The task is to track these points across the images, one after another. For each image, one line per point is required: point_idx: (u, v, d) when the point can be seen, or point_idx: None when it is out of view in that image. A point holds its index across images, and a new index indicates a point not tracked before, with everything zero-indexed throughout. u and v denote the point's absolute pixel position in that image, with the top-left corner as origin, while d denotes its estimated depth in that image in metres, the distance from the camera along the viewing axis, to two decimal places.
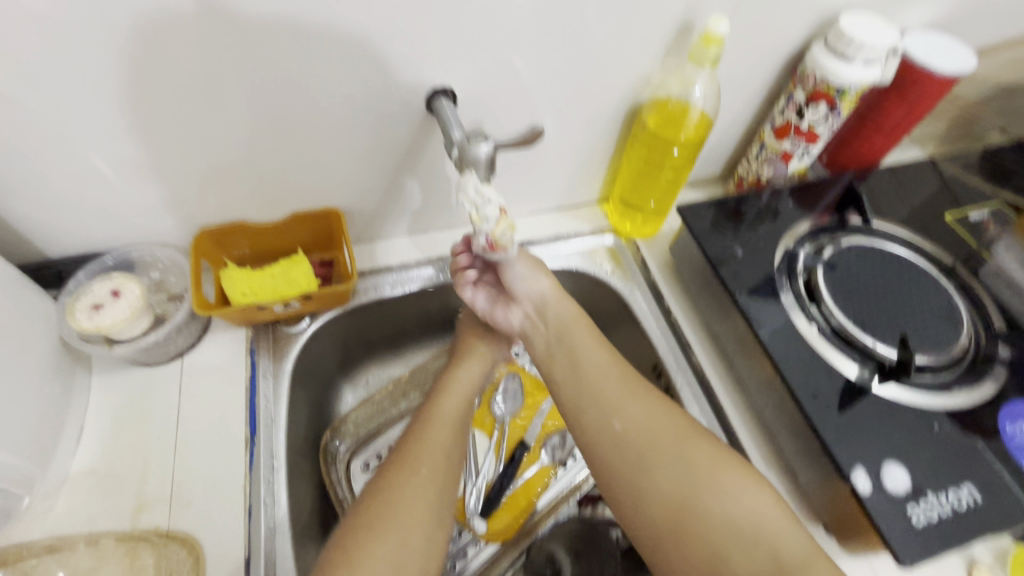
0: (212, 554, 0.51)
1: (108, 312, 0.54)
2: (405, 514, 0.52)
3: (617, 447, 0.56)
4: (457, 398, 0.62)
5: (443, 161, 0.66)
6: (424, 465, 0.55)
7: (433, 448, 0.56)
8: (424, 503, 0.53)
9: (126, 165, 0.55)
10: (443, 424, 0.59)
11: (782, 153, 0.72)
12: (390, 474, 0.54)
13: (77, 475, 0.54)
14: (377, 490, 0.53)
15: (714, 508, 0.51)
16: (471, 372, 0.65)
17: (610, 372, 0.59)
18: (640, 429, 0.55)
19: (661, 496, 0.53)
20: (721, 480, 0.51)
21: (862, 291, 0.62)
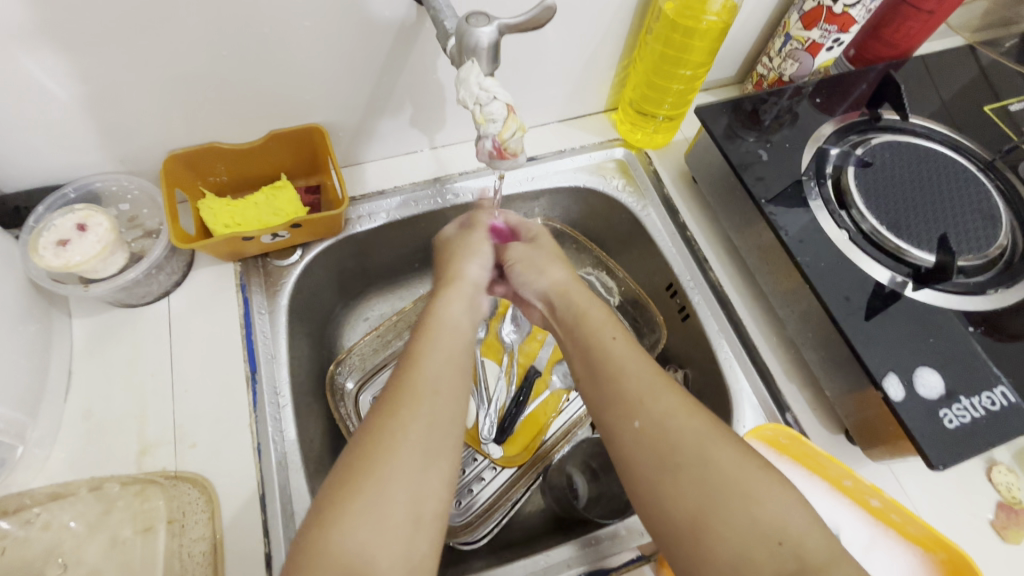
0: (224, 492, 0.49)
1: (76, 248, 0.49)
2: (380, 483, 0.38)
3: (647, 439, 0.41)
4: (449, 332, 0.48)
5: (433, 66, 0.59)
6: (420, 417, 0.41)
7: (423, 398, 0.42)
8: (411, 479, 0.39)
9: (70, 78, 0.48)
10: (439, 360, 0.45)
11: (809, 44, 0.64)
12: (371, 434, 0.40)
13: (71, 422, 0.51)
14: (355, 451, 0.40)
15: (746, 513, 0.37)
16: (464, 305, 0.52)
17: (631, 349, 0.47)
18: (661, 415, 0.42)
19: (684, 500, 0.38)
20: (749, 478, 0.39)
21: (898, 191, 0.57)
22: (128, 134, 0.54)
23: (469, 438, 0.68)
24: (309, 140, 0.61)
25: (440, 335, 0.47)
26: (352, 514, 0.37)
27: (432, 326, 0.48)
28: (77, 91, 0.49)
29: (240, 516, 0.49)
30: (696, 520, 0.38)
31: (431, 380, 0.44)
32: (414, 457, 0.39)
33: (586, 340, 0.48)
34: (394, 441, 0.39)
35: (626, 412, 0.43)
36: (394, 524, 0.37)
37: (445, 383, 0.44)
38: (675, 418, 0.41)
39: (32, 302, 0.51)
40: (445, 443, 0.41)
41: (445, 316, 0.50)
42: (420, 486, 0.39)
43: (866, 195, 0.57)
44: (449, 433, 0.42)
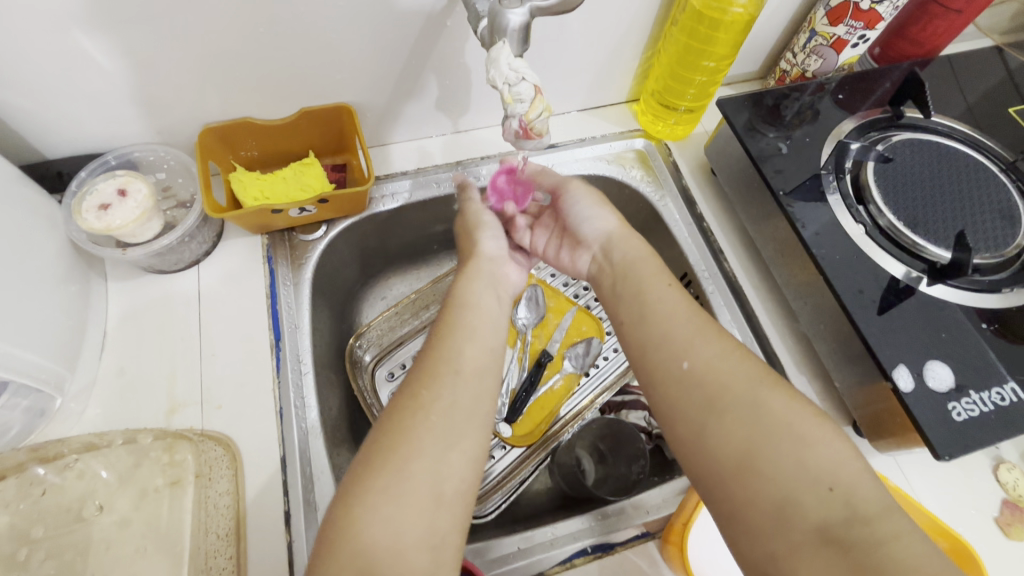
0: (247, 452, 0.51)
1: (117, 212, 0.51)
2: (403, 457, 0.40)
3: (686, 380, 0.44)
4: (472, 313, 0.50)
5: (459, 50, 0.60)
6: (444, 393, 0.43)
7: (440, 378, 0.44)
8: (432, 457, 0.40)
9: (119, 50, 0.50)
10: (457, 340, 0.47)
11: (834, 40, 0.65)
12: (389, 417, 0.42)
13: (104, 379, 0.54)
14: (380, 432, 0.41)
15: (796, 454, 0.38)
16: (485, 285, 0.53)
17: (681, 299, 0.49)
18: (704, 360, 0.44)
19: (729, 441, 0.40)
20: (794, 424, 0.39)
21: (916, 187, 0.58)
22: (168, 105, 0.56)
23: None
24: (337, 119, 0.63)
25: (461, 314, 0.49)
26: (377, 490, 0.38)
27: (451, 309, 0.50)
28: (121, 61, 0.51)
29: (264, 473, 0.51)
30: (744, 462, 0.39)
31: (453, 360, 0.45)
32: (429, 437, 0.41)
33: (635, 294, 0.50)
34: (418, 419, 0.41)
35: (676, 354, 0.45)
36: (418, 501, 0.38)
37: (462, 363, 0.45)
38: (725, 364, 0.43)
39: (71, 262, 0.53)
40: (464, 417, 0.43)
41: (471, 296, 0.51)
42: (442, 463, 0.40)
43: (885, 190, 0.57)
44: (461, 412, 0.43)
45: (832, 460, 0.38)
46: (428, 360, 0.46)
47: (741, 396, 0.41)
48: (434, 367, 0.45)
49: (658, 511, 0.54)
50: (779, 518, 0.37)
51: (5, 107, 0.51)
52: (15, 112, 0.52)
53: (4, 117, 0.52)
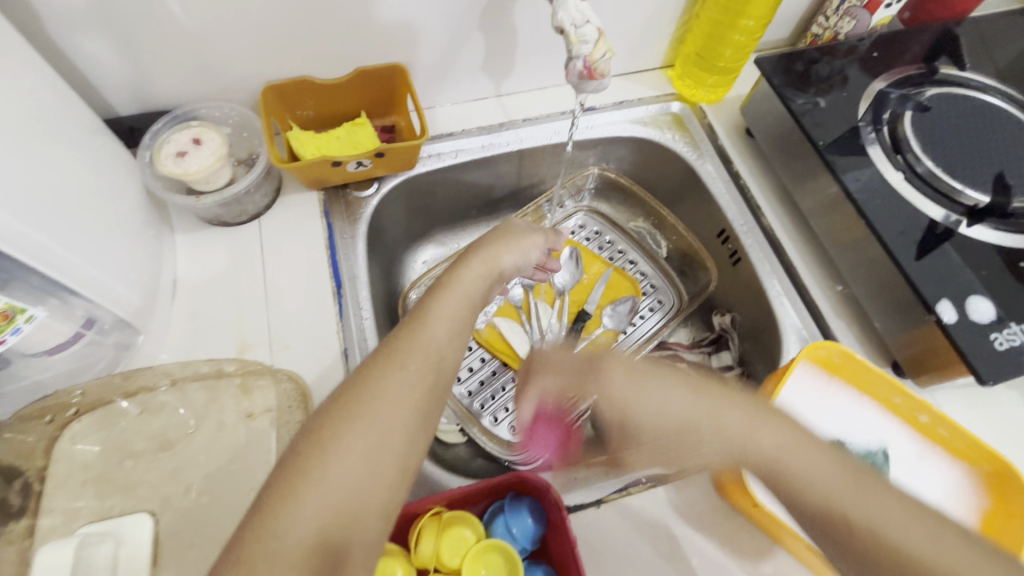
0: (315, 387, 0.54)
1: (194, 158, 0.53)
2: (351, 433, 0.36)
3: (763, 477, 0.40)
4: (460, 298, 0.46)
5: (508, 10, 0.62)
6: (402, 374, 0.39)
7: (403, 361, 0.40)
8: (399, 427, 0.37)
9: (197, 5, 0.53)
10: (432, 324, 0.43)
11: (868, 1, 0.67)
12: (366, 374, 0.39)
13: (179, 321, 0.56)
14: (329, 410, 0.37)
15: (849, 529, 0.35)
16: (481, 276, 0.49)
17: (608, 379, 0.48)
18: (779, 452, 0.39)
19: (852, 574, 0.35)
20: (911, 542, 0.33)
21: (953, 136, 0.60)
22: (235, 63, 0.59)
23: (523, 369, 0.72)
24: (389, 79, 0.65)
25: (444, 301, 0.45)
26: (341, 448, 0.35)
27: (432, 293, 0.46)
28: (197, 15, 0.53)
29: None
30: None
31: (435, 337, 0.42)
32: (380, 421, 0.37)
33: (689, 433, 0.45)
34: (395, 384, 0.38)
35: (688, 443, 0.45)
36: (382, 470, 0.36)
37: (431, 355, 0.41)
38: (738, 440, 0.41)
39: (147, 210, 0.56)
40: (423, 410, 0.39)
41: (463, 288, 0.47)
42: (408, 437, 0.37)
43: (922, 140, 0.59)
44: (416, 400, 0.39)
45: (887, 522, 0.34)
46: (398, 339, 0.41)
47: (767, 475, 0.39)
48: (402, 344, 0.41)
49: None
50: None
51: (88, 60, 0.54)
52: (96, 65, 0.54)
53: (87, 70, 0.54)
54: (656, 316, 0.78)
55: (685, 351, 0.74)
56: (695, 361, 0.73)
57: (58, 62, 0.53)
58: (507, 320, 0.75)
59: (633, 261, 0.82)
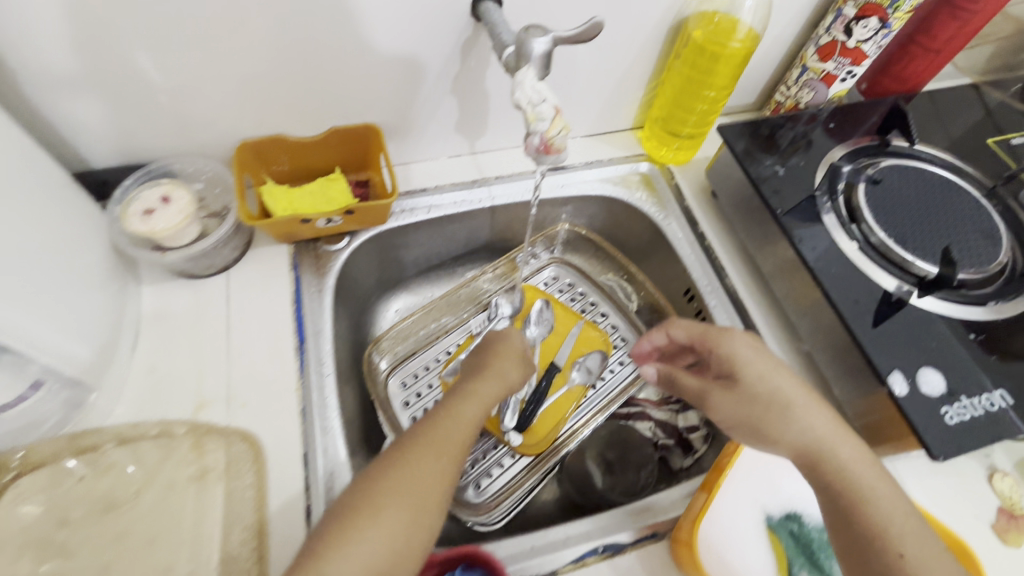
0: (270, 447, 0.53)
1: (161, 217, 0.54)
2: (382, 516, 0.42)
3: (805, 467, 0.48)
4: (477, 402, 0.52)
5: (480, 77, 0.65)
6: (431, 467, 0.45)
7: (433, 455, 0.46)
8: (416, 510, 0.43)
9: (172, 69, 0.54)
10: (455, 424, 0.49)
11: (824, 75, 0.70)
12: (391, 462, 0.45)
13: (136, 376, 0.56)
14: (364, 493, 0.43)
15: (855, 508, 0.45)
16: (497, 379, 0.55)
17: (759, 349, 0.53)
18: (844, 473, 0.46)
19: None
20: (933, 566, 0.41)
21: (904, 208, 0.62)
22: (208, 121, 0.60)
23: (490, 425, 0.71)
24: (364, 138, 0.67)
25: (465, 403, 0.52)
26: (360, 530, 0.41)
27: (454, 394, 0.53)
28: (172, 79, 0.55)
29: (287, 470, 0.52)
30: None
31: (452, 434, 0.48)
32: (408, 508, 0.43)
33: (777, 411, 0.50)
34: (416, 471, 0.44)
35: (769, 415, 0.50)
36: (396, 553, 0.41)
37: (452, 452, 0.47)
38: (817, 436, 0.48)
39: (112, 265, 0.56)
40: (442, 501, 0.45)
41: (483, 391, 0.54)
42: (423, 522, 0.43)
43: (875, 211, 0.62)
44: (438, 493, 0.45)
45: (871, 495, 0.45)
46: (428, 433, 0.48)
47: (811, 446, 0.48)
48: (429, 438, 0.47)
49: (666, 512, 0.55)
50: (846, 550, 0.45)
51: (61, 118, 0.55)
52: (71, 123, 0.56)
53: (62, 128, 0.56)
54: (628, 368, 0.78)
55: (654, 408, 0.74)
56: (661, 419, 0.72)
57: (33, 120, 0.54)
58: None
59: (604, 313, 0.83)
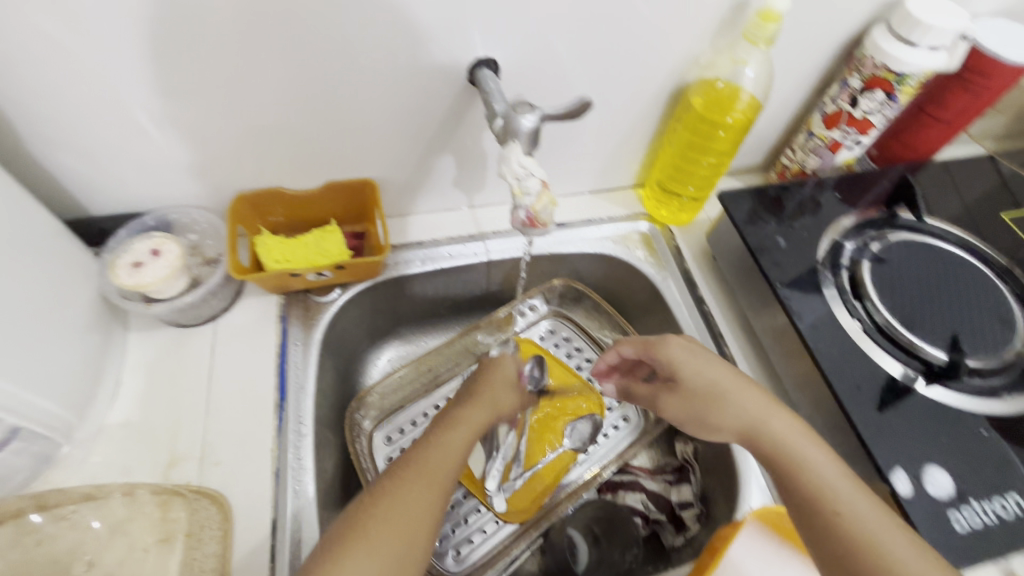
0: (238, 511, 0.52)
1: (149, 270, 0.55)
2: (366, 553, 0.42)
3: (747, 444, 0.53)
4: (466, 428, 0.53)
5: (478, 137, 0.65)
6: (417, 500, 0.46)
7: (423, 487, 0.47)
8: (404, 531, 0.44)
9: (171, 126, 0.55)
10: (445, 453, 0.50)
11: (831, 142, 0.69)
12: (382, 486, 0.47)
13: (112, 427, 0.55)
14: (354, 527, 0.44)
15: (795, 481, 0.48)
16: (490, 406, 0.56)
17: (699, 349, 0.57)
18: (812, 473, 0.48)
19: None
20: (905, 565, 0.42)
21: (911, 287, 0.60)
22: (205, 174, 0.61)
23: (474, 488, 0.68)
24: (361, 192, 0.67)
25: (456, 432, 0.52)
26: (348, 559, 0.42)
27: (446, 420, 0.54)
28: (169, 136, 0.56)
29: (253, 537, 0.51)
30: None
31: (441, 454, 0.50)
32: (391, 544, 0.43)
33: (716, 400, 0.54)
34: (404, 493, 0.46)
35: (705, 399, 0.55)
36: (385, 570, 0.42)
37: (442, 474, 0.49)
38: (748, 419, 0.52)
39: (98, 314, 0.56)
40: (425, 527, 0.45)
41: (475, 419, 0.54)
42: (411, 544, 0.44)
43: (880, 289, 0.59)
44: (426, 525, 0.45)
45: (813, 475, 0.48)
46: (420, 463, 0.48)
47: (748, 425, 0.52)
48: (419, 467, 0.48)
49: None
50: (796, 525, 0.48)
51: (62, 169, 0.56)
52: (72, 174, 0.57)
53: (62, 177, 0.57)
54: (621, 434, 0.76)
55: (646, 478, 0.71)
56: (655, 491, 0.69)
57: (35, 171, 0.55)
58: None
59: None
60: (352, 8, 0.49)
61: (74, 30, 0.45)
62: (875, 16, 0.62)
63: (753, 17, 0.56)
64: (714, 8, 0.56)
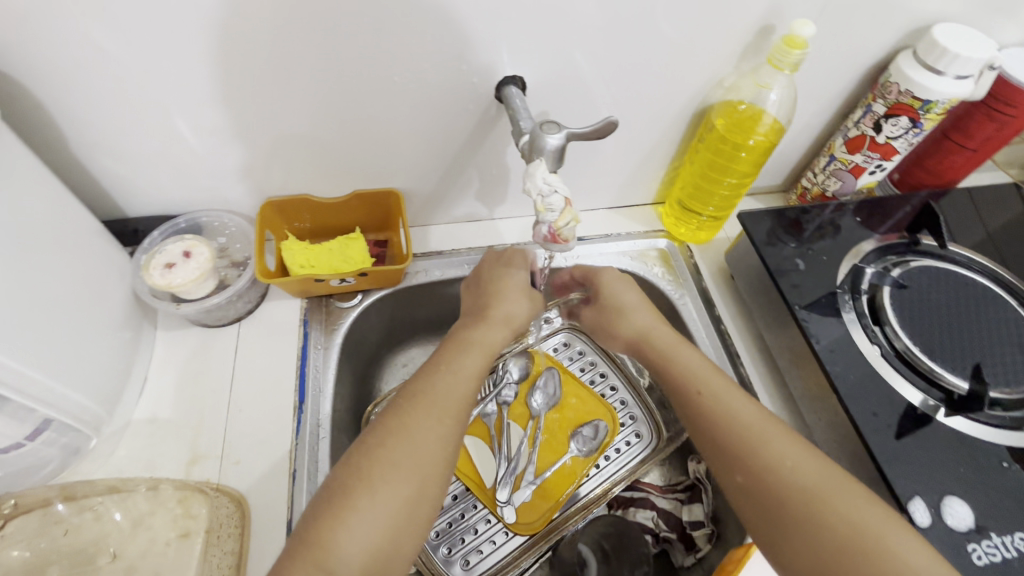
0: (255, 510, 0.53)
1: (180, 271, 0.57)
2: (389, 480, 0.44)
3: (737, 454, 0.47)
4: (476, 355, 0.53)
5: (502, 152, 0.66)
6: (434, 428, 0.47)
7: (435, 415, 0.48)
8: (422, 462, 0.45)
9: (208, 134, 0.57)
10: (456, 382, 0.50)
11: (852, 166, 0.69)
12: (396, 418, 0.47)
13: (138, 423, 0.57)
14: (371, 454, 0.45)
15: (800, 493, 0.44)
16: (498, 328, 0.56)
17: (692, 354, 0.55)
18: (690, 372, 0.53)
19: (739, 475, 0.47)
20: (772, 449, 0.46)
21: (931, 314, 0.59)
22: (236, 180, 0.63)
23: (485, 499, 0.69)
24: (385, 202, 0.69)
25: (463, 359, 0.52)
26: (371, 490, 0.43)
27: (454, 346, 0.54)
28: (205, 144, 0.58)
29: (268, 536, 0.52)
30: (793, 538, 0.43)
31: (451, 386, 0.50)
32: (413, 467, 0.45)
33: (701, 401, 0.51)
34: (420, 422, 0.47)
35: (692, 392, 0.52)
36: (406, 499, 0.44)
37: (455, 404, 0.49)
38: (740, 422, 0.49)
39: (130, 312, 0.58)
40: (443, 458, 0.47)
41: (482, 345, 0.54)
42: (429, 474, 0.46)
43: (901, 315, 0.59)
44: (442, 451, 0.47)
45: (812, 483, 0.44)
46: (428, 393, 0.49)
47: (742, 428, 0.48)
48: (430, 396, 0.49)
49: None
50: (800, 540, 0.43)
51: (103, 172, 0.58)
52: (112, 176, 0.59)
53: (103, 180, 0.59)
54: (635, 449, 0.74)
55: (657, 495, 0.70)
56: (666, 509, 0.68)
57: (78, 173, 0.58)
58: (477, 441, 0.73)
59: (613, 386, 0.80)
60: (386, 27, 0.51)
61: (123, 42, 0.47)
62: (902, 43, 0.62)
63: (778, 42, 0.56)
64: (739, 33, 0.57)
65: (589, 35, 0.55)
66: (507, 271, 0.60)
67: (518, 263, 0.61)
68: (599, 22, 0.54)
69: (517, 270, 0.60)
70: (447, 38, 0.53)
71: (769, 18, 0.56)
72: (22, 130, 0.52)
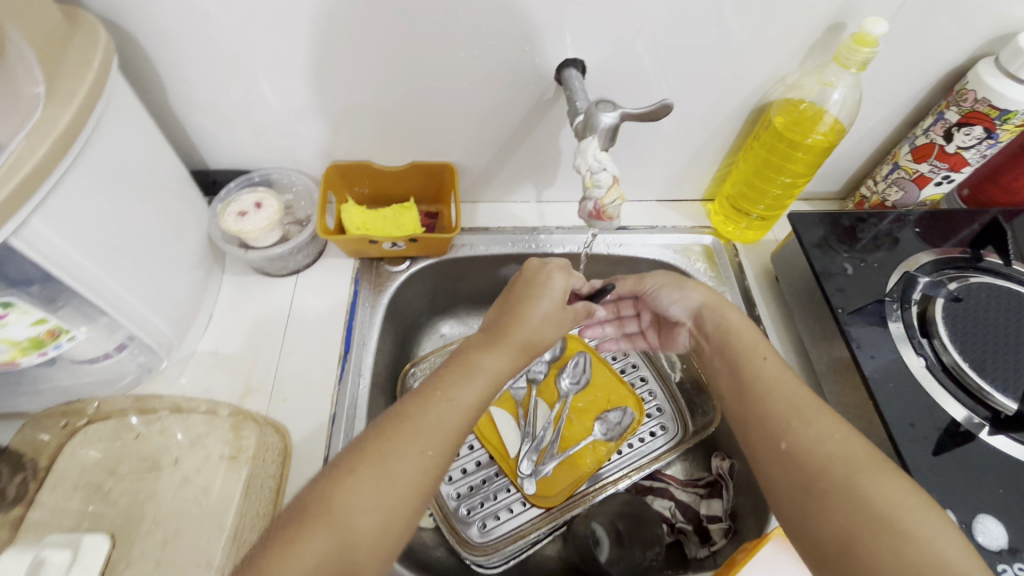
0: (298, 443, 0.57)
1: (251, 220, 0.62)
2: (353, 506, 0.41)
3: (781, 424, 0.47)
4: (477, 388, 0.49)
5: (557, 134, 0.68)
6: (411, 458, 0.44)
7: (416, 445, 0.44)
8: (392, 492, 0.42)
9: (286, 98, 0.62)
10: (446, 412, 0.46)
11: (917, 175, 0.67)
12: (376, 441, 0.44)
13: (201, 353, 0.63)
14: (343, 470, 0.43)
15: (849, 472, 0.42)
16: (510, 354, 0.51)
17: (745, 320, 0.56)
18: (757, 340, 0.54)
19: (784, 442, 0.46)
20: (821, 423, 0.45)
21: (988, 331, 0.57)
22: (307, 143, 0.68)
23: (507, 468, 0.71)
24: (440, 175, 0.72)
25: (462, 387, 0.48)
26: (336, 509, 0.41)
27: (458, 369, 0.50)
28: (282, 107, 0.63)
29: (306, 468, 0.56)
30: (833, 520, 0.41)
31: (441, 416, 0.46)
32: (381, 494, 0.42)
33: (751, 375, 0.51)
34: (400, 448, 0.44)
35: (745, 362, 0.52)
36: (367, 528, 0.41)
37: (441, 439, 0.45)
38: (794, 396, 0.48)
39: (204, 254, 0.64)
40: (416, 494, 0.43)
41: (484, 373, 0.50)
42: (395, 507, 0.42)
43: (953, 330, 0.57)
44: (418, 483, 0.44)
45: (861, 466, 0.42)
46: (414, 419, 0.45)
47: (794, 406, 0.47)
48: (413, 425, 0.45)
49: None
50: (834, 522, 0.41)
51: (193, 126, 0.65)
52: (200, 130, 0.65)
53: (192, 132, 0.66)
54: (658, 440, 0.75)
55: (677, 487, 0.70)
56: (684, 501, 0.69)
57: (173, 124, 0.64)
58: (503, 413, 0.75)
59: (643, 378, 0.80)
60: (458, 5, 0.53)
61: (221, 6, 0.52)
62: (984, 49, 0.59)
63: (848, 40, 0.55)
64: (809, 29, 0.57)
65: (654, 23, 0.56)
66: (537, 287, 0.55)
67: (556, 282, 0.56)
68: (664, 11, 0.55)
69: (553, 288, 0.55)
70: (514, 17, 0.55)
71: (841, 15, 0.55)
72: (130, 81, 0.59)
